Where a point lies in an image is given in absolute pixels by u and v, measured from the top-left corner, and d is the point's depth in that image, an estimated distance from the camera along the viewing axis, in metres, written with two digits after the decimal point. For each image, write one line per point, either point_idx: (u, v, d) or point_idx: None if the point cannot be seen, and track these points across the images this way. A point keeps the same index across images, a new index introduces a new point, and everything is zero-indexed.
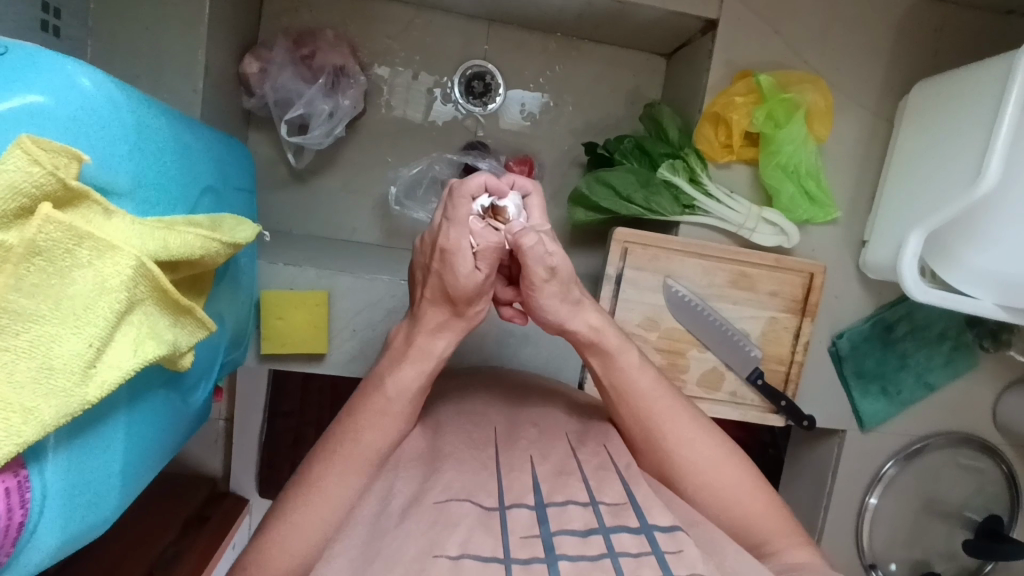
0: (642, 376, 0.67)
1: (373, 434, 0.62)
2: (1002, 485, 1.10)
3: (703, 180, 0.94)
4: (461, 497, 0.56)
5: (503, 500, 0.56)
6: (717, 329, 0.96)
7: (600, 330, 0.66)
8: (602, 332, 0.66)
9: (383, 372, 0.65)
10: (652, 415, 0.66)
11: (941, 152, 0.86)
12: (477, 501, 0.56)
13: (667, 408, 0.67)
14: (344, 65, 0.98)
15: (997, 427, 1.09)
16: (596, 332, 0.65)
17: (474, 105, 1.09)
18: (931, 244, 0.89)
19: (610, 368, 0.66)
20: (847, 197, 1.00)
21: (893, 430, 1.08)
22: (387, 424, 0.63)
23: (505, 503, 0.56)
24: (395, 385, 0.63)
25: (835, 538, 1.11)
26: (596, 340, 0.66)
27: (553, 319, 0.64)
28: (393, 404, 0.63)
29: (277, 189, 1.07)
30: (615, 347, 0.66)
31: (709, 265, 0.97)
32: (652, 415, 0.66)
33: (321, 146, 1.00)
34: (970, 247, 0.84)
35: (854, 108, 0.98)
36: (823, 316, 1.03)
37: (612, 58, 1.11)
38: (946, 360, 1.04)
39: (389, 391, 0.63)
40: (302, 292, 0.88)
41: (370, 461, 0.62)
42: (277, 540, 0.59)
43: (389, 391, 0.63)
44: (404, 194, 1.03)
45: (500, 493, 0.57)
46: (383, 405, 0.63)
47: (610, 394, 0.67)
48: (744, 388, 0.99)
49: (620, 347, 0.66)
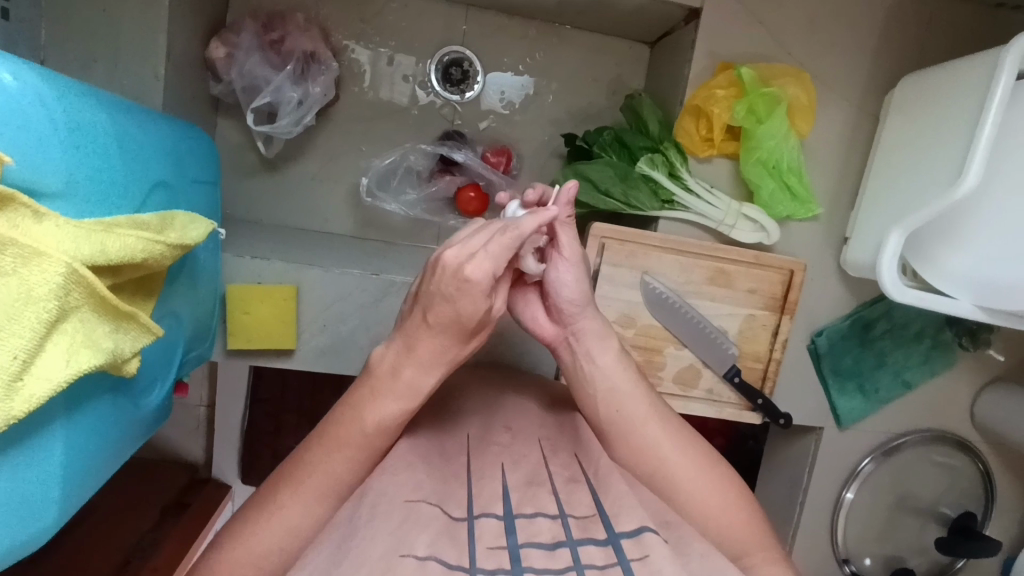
0: (650, 404, 0.68)
1: (329, 459, 0.59)
2: (978, 480, 1.12)
3: (682, 175, 0.92)
4: (431, 502, 0.55)
5: (472, 510, 0.55)
6: (693, 325, 0.95)
7: (604, 332, 0.69)
8: (608, 336, 0.69)
9: (353, 396, 0.61)
10: (634, 423, 0.67)
11: (924, 149, 0.85)
12: (446, 509, 0.54)
13: (652, 409, 0.68)
14: (315, 51, 0.92)
15: (974, 425, 1.10)
16: (602, 332, 0.69)
17: (451, 93, 1.05)
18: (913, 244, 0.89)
19: (617, 388, 0.67)
20: (830, 195, 0.99)
21: (870, 427, 1.08)
22: (353, 444, 0.59)
23: (475, 512, 0.54)
24: (359, 415, 0.59)
25: (812, 534, 1.11)
26: (608, 340, 0.68)
27: (567, 310, 0.67)
28: (363, 434, 0.59)
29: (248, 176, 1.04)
30: (620, 364, 0.68)
31: (687, 262, 0.95)
32: (636, 420, 0.67)
33: (289, 135, 0.94)
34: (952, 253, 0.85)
35: (840, 102, 0.96)
36: (802, 314, 1.02)
37: (593, 45, 1.08)
38: (923, 360, 1.05)
39: (360, 405, 0.60)
40: (269, 286, 0.86)
41: (336, 482, 0.59)
42: (226, 553, 0.57)
43: (358, 408, 0.60)
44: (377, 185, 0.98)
45: (470, 502, 0.55)
46: (350, 434, 0.59)
47: (621, 413, 0.67)
48: (720, 385, 0.99)
49: (621, 362, 0.68)
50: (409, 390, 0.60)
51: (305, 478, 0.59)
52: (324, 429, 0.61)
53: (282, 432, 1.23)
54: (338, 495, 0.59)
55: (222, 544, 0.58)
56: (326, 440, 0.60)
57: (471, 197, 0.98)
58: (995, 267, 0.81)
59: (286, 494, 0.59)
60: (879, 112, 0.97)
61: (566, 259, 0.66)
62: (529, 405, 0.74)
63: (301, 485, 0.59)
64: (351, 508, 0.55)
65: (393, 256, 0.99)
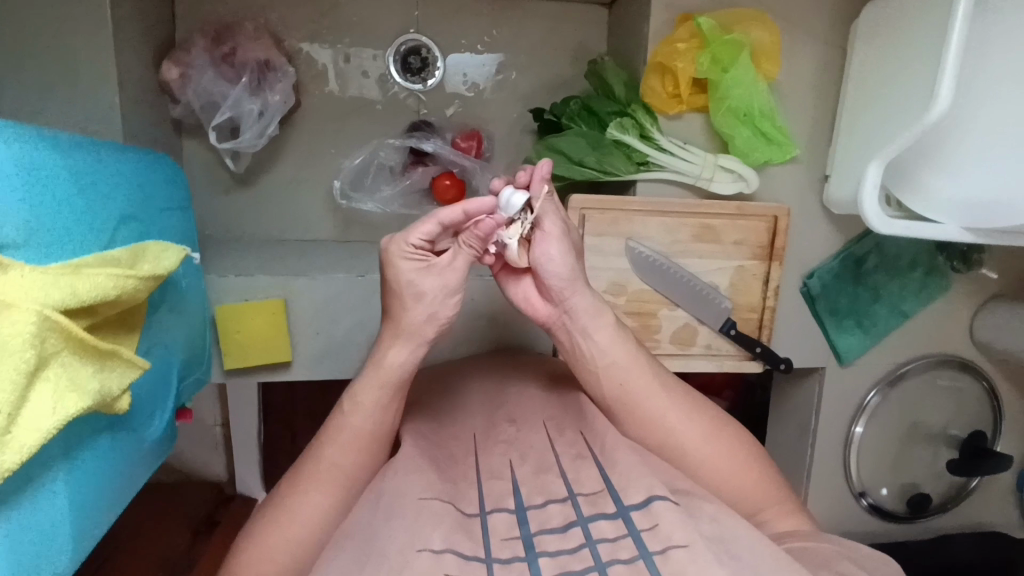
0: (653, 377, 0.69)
1: (336, 453, 0.63)
2: (984, 398, 1.13)
3: (654, 135, 0.90)
4: (442, 498, 0.56)
5: (484, 506, 0.56)
6: (684, 285, 0.96)
7: (598, 308, 0.67)
8: (603, 313, 0.67)
9: (352, 389, 0.65)
10: (639, 396, 0.68)
11: (894, 77, 0.83)
12: (458, 506, 0.56)
13: (656, 380, 0.69)
14: (269, 59, 0.91)
15: (975, 345, 1.11)
16: (596, 308, 0.67)
17: (412, 83, 1.03)
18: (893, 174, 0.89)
19: (621, 366, 0.68)
20: (806, 135, 0.97)
21: (872, 361, 1.09)
22: (360, 435, 0.64)
23: (486, 508, 0.56)
24: (359, 403, 0.64)
25: (828, 473, 1.12)
26: (603, 318, 0.67)
27: (556, 288, 0.65)
28: (360, 419, 0.64)
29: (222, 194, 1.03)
30: (619, 341, 0.68)
31: (670, 222, 0.95)
32: (640, 393, 0.67)
33: (255, 148, 0.92)
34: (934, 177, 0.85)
35: (806, 40, 0.94)
36: (794, 258, 1.01)
37: (551, 13, 1.05)
38: (920, 287, 1.04)
39: (359, 398, 0.64)
40: (257, 302, 0.86)
41: (351, 472, 0.64)
42: (252, 552, 0.61)
43: (356, 401, 0.64)
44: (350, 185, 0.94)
45: (481, 499, 0.57)
46: (351, 422, 0.64)
47: (626, 391, 0.67)
48: (718, 339, 0.99)
49: (619, 337, 0.68)
50: (398, 374, 0.64)
51: (319, 475, 0.63)
52: (327, 428, 0.65)
53: (298, 440, 1.24)
54: (351, 489, 0.63)
55: (242, 550, 0.61)
56: (332, 434, 0.64)
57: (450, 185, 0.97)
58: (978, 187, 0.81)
59: (303, 495, 0.62)
60: (846, 44, 0.95)
61: (550, 234, 0.63)
62: (530, 389, 0.74)
63: (317, 483, 0.62)
64: (363, 512, 0.56)
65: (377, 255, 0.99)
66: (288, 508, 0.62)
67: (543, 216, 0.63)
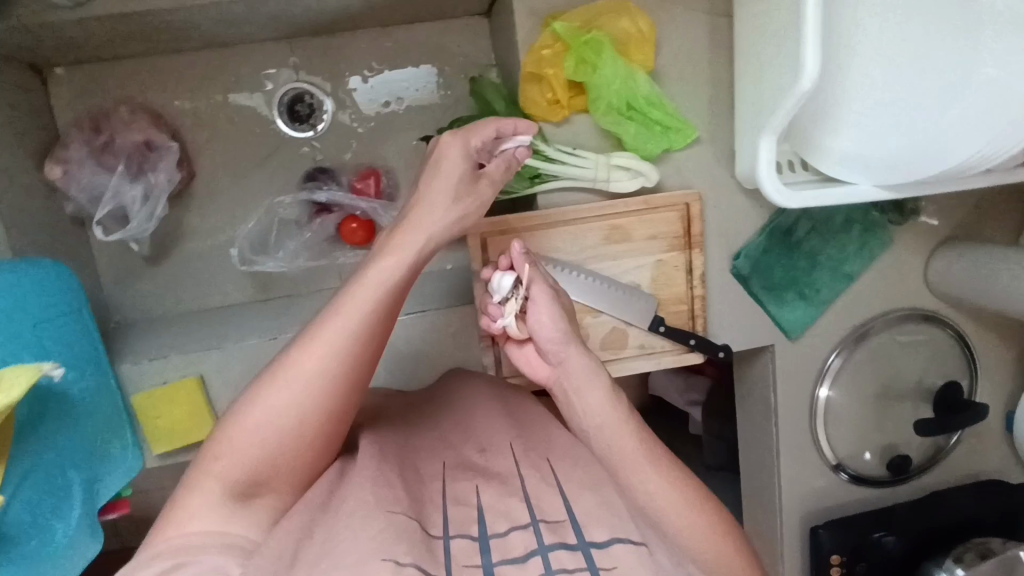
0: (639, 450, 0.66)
1: (308, 357, 0.59)
2: (954, 345, 1.07)
3: (540, 146, 0.86)
4: (410, 515, 0.54)
5: (447, 530, 0.55)
6: (602, 290, 0.93)
7: (594, 370, 0.70)
8: (596, 373, 0.70)
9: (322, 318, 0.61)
10: (623, 462, 0.65)
11: (767, 46, 0.78)
12: (423, 525, 0.55)
13: (646, 440, 0.67)
14: (149, 139, 0.91)
15: (934, 293, 1.05)
16: (588, 372, 0.70)
17: (304, 131, 1.01)
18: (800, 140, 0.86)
19: (603, 432, 0.67)
20: (707, 113, 0.92)
21: (824, 330, 1.04)
22: (371, 340, 0.61)
23: (450, 532, 0.55)
24: (325, 331, 0.60)
25: (797, 449, 1.09)
26: (584, 384, 0.70)
27: (551, 344, 0.72)
28: (326, 335, 0.60)
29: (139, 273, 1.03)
30: (603, 406, 0.68)
31: (577, 230, 0.92)
32: (633, 452, 0.65)
33: (149, 231, 0.92)
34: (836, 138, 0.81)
35: (687, 16, 0.89)
36: (717, 241, 0.97)
37: (432, 32, 1.01)
38: (860, 246, 0.99)
39: (359, 302, 0.60)
40: (172, 385, 0.87)
41: (343, 397, 0.61)
42: (197, 482, 0.57)
43: (343, 309, 0.60)
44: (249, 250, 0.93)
45: (444, 521, 0.56)
46: (315, 346, 0.60)
47: (607, 460, 0.66)
48: (651, 337, 0.96)
49: (605, 400, 0.69)
50: (404, 271, 0.63)
51: (308, 401, 0.59)
52: (342, 300, 0.61)
53: None
54: (336, 417, 0.61)
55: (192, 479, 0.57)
56: (313, 339, 0.60)
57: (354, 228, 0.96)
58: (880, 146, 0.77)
59: (287, 417, 0.59)
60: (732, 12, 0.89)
61: (542, 301, 0.71)
62: (496, 416, 0.73)
63: (312, 404, 0.59)
64: None
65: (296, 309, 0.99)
66: (253, 439, 0.58)
67: (532, 285, 0.72)
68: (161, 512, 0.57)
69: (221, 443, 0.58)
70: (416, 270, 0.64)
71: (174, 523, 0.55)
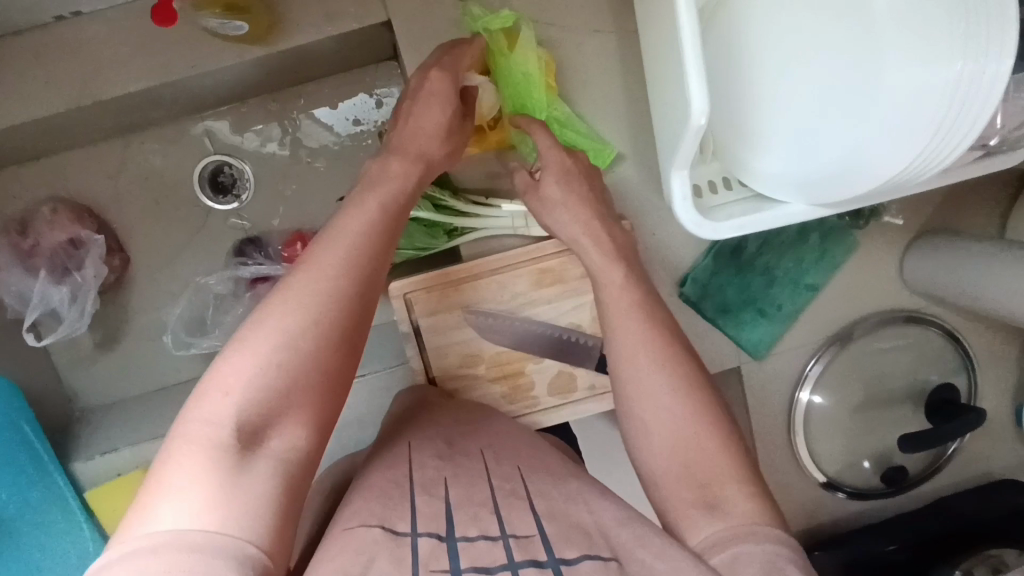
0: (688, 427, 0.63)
1: (282, 313, 0.51)
2: (943, 343, 0.98)
3: (447, 201, 0.84)
4: (371, 523, 0.52)
5: (416, 528, 0.53)
6: (539, 336, 0.89)
7: (643, 325, 0.68)
8: (657, 333, 0.67)
9: (308, 258, 0.55)
10: (674, 434, 0.63)
11: (665, 71, 0.72)
12: (389, 526, 0.53)
13: (667, 364, 0.66)
14: (73, 235, 0.91)
15: (914, 292, 0.96)
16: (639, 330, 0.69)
17: (228, 203, 1.01)
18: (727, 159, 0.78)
19: (655, 403, 0.65)
20: (630, 138, 0.86)
21: (795, 345, 0.97)
22: (366, 272, 0.56)
23: (418, 530, 0.53)
24: (323, 267, 0.54)
25: (783, 469, 1.02)
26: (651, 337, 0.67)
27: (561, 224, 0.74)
28: (310, 279, 0.53)
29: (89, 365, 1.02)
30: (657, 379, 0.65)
31: (506, 277, 0.87)
32: (644, 368, 0.66)
33: (86, 325, 0.96)
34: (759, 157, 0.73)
35: (589, 39, 0.84)
36: (659, 267, 0.91)
37: (343, 84, 0.99)
38: (820, 254, 0.93)
39: (338, 248, 0.55)
40: (128, 475, 0.88)
41: (346, 324, 0.53)
42: (210, 409, 0.47)
43: (324, 266, 0.54)
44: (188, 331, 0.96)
45: (413, 518, 0.54)
46: (327, 274, 0.54)
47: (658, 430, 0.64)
48: (601, 377, 0.92)
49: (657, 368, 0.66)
50: (378, 217, 0.60)
51: (310, 340, 0.51)
52: (316, 255, 0.55)
53: None
54: (337, 348, 0.52)
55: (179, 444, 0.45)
56: (313, 269, 0.54)
57: None
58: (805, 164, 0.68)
59: (281, 362, 0.49)
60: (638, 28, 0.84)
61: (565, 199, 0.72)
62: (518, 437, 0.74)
63: (315, 334, 0.51)
64: None
65: None
66: (235, 399, 0.47)
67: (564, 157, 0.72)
68: (129, 517, 0.42)
69: (219, 388, 0.48)
70: (392, 212, 0.61)
71: (164, 489, 0.43)
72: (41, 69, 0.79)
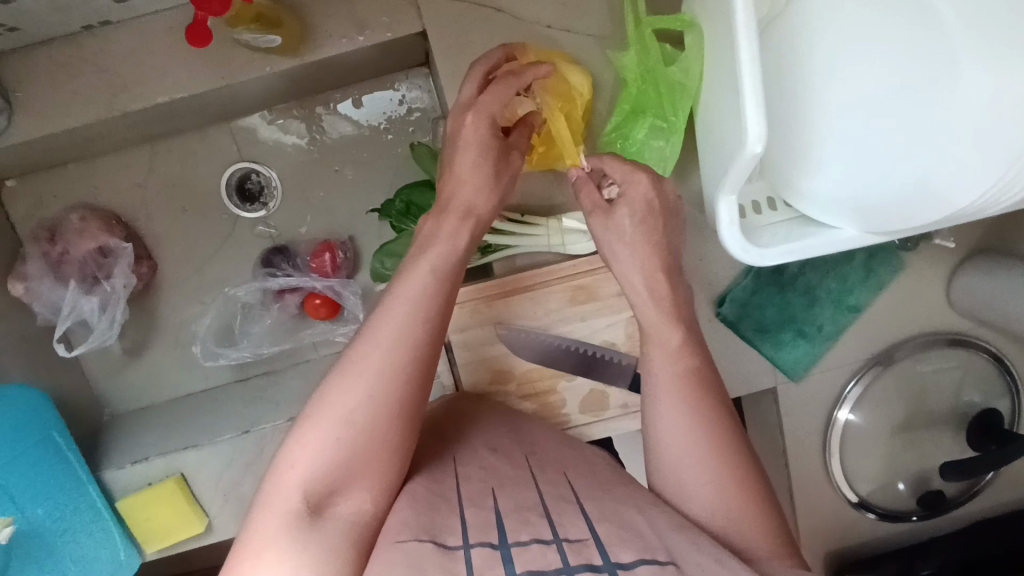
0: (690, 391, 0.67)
1: (345, 388, 0.56)
2: (991, 367, 0.94)
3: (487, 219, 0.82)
4: (422, 537, 0.49)
5: (467, 539, 0.50)
6: (571, 353, 0.87)
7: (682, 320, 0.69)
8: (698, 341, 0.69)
9: (369, 325, 0.59)
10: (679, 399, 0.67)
11: (717, 87, 0.69)
12: (439, 541, 0.49)
13: (693, 404, 0.67)
14: (102, 244, 0.91)
15: (960, 313, 0.92)
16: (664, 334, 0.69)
17: (255, 210, 1.00)
18: (775, 178, 0.74)
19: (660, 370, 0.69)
20: None
21: (832, 365, 0.94)
22: (423, 342, 0.59)
23: (471, 541, 0.50)
24: (381, 336, 0.58)
25: (819, 490, 0.99)
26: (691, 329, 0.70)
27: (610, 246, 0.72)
28: (371, 353, 0.57)
29: (116, 372, 1.02)
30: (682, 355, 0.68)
31: (539, 293, 0.86)
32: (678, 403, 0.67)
33: (114, 335, 0.95)
34: (807, 177, 0.69)
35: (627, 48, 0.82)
36: (695, 283, 0.90)
37: (372, 91, 0.98)
38: (865, 275, 0.90)
39: (389, 323, 0.58)
40: (155, 487, 0.86)
41: (401, 396, 0.57)
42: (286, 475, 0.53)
43: (381, 336, 0.58)
44: (217, 342, 0.97)
45: (464, 531, 0.51)
46: (386, 350, 0.57)
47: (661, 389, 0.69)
48: (634, 396, 0.89)
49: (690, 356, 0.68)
50: (436, 280, 0.62)
51: (367, 414, 0.55)
52: (373, 327, 0.58)
53: None
54: (396, 419, 0.56)
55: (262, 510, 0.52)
56: (370, 340, 0.58)
57: (319, 304, 0.93)
58: (858, 186, 0.65)
59: (344, 437, 0.54)
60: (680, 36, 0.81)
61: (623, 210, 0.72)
62: (564, 447, 0.73)
63: (377, 410, 0.55)
64: None
65: (266, 392, 0.96)
66: (308, 471, 0.53)
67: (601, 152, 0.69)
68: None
69: (295, 459, 0.54)
70: (451, 279, 0.63)
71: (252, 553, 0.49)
72: (67, 79, 0.78)
